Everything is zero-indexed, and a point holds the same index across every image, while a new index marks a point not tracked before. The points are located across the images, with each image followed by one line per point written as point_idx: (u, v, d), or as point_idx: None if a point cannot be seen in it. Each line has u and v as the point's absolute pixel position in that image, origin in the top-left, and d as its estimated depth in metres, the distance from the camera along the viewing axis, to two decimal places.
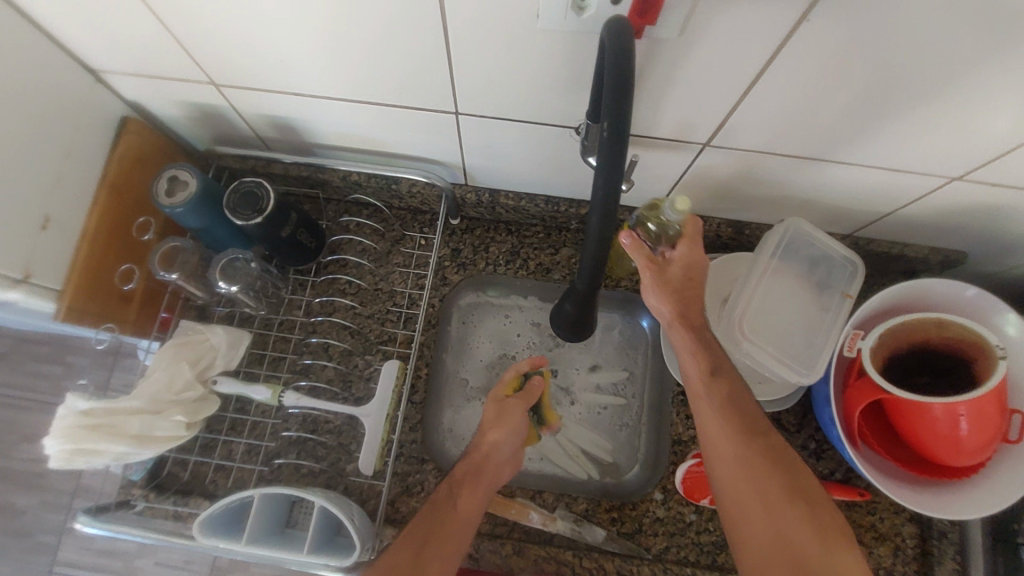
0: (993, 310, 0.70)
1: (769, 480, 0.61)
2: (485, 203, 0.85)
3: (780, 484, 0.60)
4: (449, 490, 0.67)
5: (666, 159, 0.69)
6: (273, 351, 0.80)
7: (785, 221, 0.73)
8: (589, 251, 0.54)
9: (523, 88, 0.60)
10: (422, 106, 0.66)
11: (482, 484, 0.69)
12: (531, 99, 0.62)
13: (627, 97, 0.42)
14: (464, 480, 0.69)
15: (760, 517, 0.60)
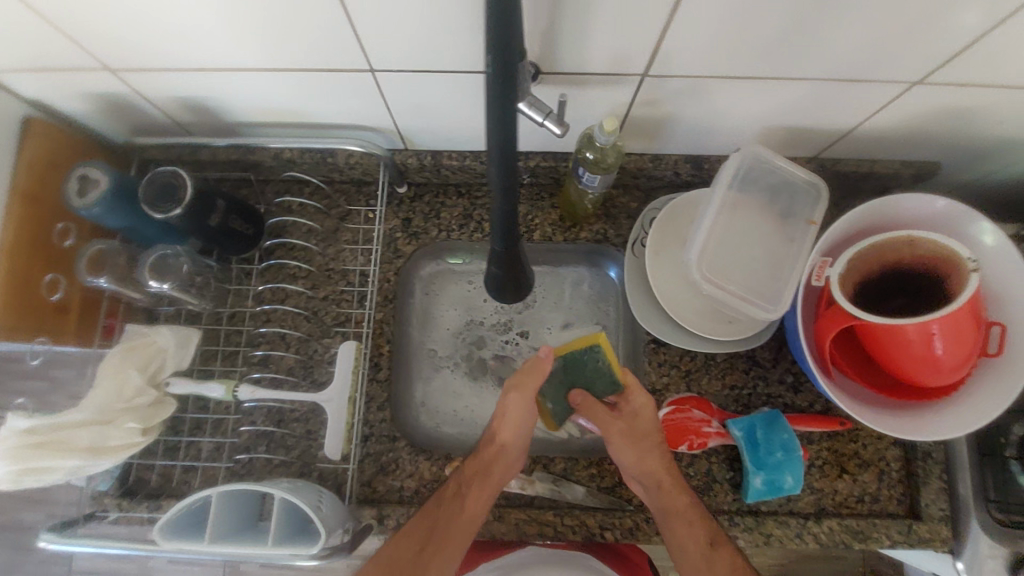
0: (965, 220, 0.66)
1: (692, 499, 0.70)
2: (428, 166, 0.80)
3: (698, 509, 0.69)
4: (456, 484, 0.69)
5: (607, 97, 0.64)
6: (227, 346, 0.77)
7: (741, 149, 0.67)
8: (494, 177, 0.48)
9: (434, 34, 0.54)
10: (336, 69, 0.61)
11: (489, 478, 0.70)
12: (447, 46, 0.56)
13: (515, 17, 0.36)
14: (474, 470, 0.69)
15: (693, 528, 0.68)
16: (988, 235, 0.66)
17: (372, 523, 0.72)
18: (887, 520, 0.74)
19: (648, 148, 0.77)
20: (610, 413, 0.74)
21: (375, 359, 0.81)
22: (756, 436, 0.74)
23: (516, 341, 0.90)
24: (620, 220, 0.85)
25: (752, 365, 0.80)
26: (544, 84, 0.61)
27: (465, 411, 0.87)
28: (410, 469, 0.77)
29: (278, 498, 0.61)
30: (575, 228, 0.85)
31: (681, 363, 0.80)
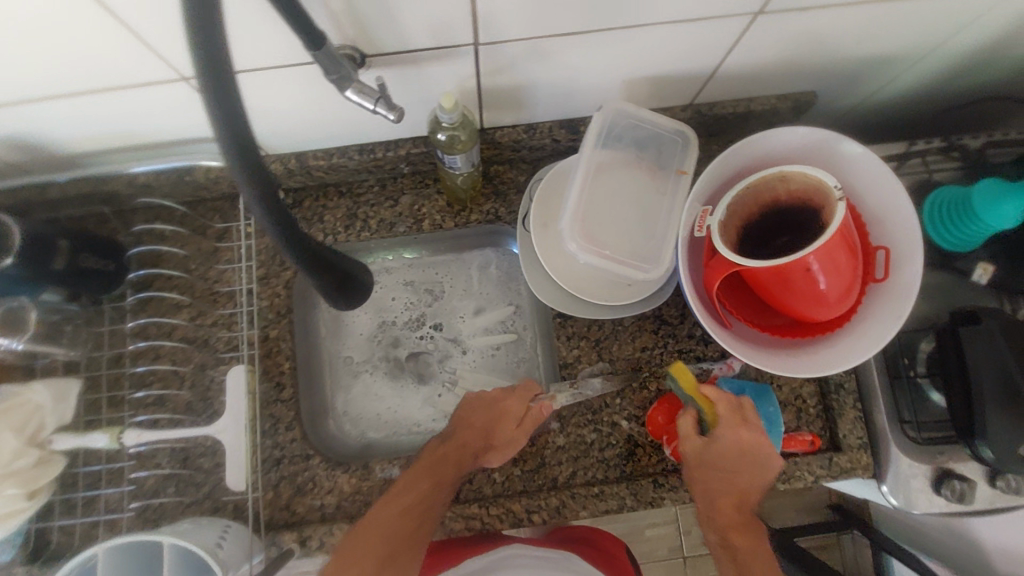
0: (833, 144, 0.65)
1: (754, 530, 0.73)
2: (296, 170, 0.76)
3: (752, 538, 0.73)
4: (431, 471, 0.72)
5: (447, 70, 0.61)
6: (110, 391, 0.73)
7: (601, 108, 0.66)
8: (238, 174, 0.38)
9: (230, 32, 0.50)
10: (148, 82, 0.57)
11: (457, 469, 0.73)
12: (250, 44, 0.52)
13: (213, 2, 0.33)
14: (448, 456, 0.74)
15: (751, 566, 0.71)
16: (862, 156, 0.65)
17: (292, 547, 0.70)
18: (808, 457, 0.75)
19: (520, 118, 0.74)
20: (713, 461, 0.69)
21: (277, 380, 0.78)
22: (744, 400, 0.74)
23: (431, 334, 0.88)
24: (510, 196, 0.82)
25: (661, 324, 0.78)
26: (372, 68, 0.58)
27: (388, 413, 0.84)
28: (328, 484, 0.75)
29: (168, 546, 0.58)
30: (464, 211, 0.82)
31: (590, 333, 0.79)
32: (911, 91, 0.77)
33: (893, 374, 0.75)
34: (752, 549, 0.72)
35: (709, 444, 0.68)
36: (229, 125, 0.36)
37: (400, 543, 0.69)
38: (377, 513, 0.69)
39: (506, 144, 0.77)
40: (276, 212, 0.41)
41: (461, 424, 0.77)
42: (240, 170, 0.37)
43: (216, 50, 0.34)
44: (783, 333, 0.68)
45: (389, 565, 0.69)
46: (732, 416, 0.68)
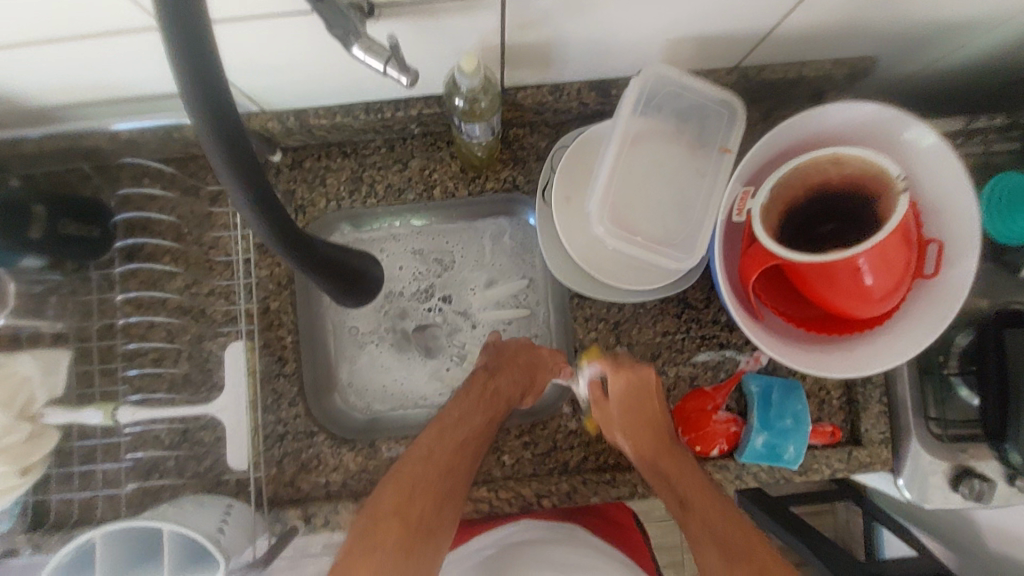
0: (896, 124, 0.59)
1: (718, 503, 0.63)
2: (295, 128, 0.69)
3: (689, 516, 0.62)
4: (485, 407, 0.68)
5: (467, 24, 0.53)
6: (103, 363, 0.70)
7: (642, 72, 0.58)
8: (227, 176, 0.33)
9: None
10: (124, 29, 0.49)
11: (506, 404, 0.69)
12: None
13: None
14: (500, 393, 0.69)
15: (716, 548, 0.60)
16: (929, 139, 0.58)
17: (297, 525, 0.69)
18: (827, 450, 0.73)
19: (545, 78, 0.66)
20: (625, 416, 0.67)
21: (278, 354, 0.74)
22: (770, 397, 0.71)
23: (440, 307, 0.82)
24: (529, 163, 0.76)
25: (684, 308, 0.74)
26: (381, 19, 0.50)
27: (394, 386, 0.81)
28: (334, 462, 0.72)
29: (168, 531, 0.55)
30: (479, 177, 0.76)
31: (609, 315, 0.75)
32: (982, 61, 0.69)
33: (924, 370, 0.72)
34: (712, 502, 0.62)
35: (612, 399, 0.67)
36: (213, 110, 0.30)
37: (456, 483, 0.64)
38: (435, 446, 0.65)
39: (528, 106, 0.69)
40: (267, 212, 0.36)
41: (502, 363, 0.71)
42: (226, 167, 0.33)
43: (195, 28, 0.28)
44: (815, 327, 0.64)
45: (447, 507, 0.63)
46: (613, 370, 0.68)
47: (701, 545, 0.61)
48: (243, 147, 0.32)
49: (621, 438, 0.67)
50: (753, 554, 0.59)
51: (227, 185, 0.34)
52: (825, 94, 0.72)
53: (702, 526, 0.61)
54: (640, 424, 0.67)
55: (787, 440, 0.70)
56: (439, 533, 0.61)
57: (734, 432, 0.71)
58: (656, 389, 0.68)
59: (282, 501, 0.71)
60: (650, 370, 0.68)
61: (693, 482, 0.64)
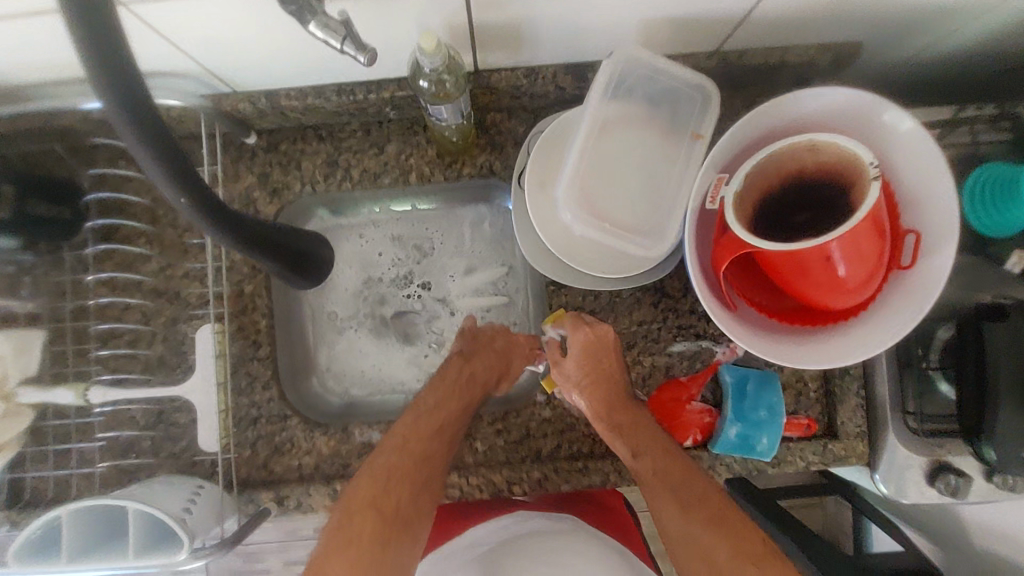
0: (874, 110, 0.57)
1: (682, 468, 0.62)
2: (267, 109, 0.69)
3: (652, 474, 0.62)
4: (461, 393, 0.69)
5: (429, 2, 0.52)
6: (77, 344, 0.70)
7: (612, 54, 0.57)
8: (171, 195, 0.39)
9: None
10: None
11: (482, 390, 0.70)
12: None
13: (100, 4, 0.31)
14: (475, 377, 0.70)
15: (677, 510, 0.60)
16: (906, 125, 0.56)
17: (269, 507, 0.69)
18: (802, 442, 0.72)
19: (519, 60, 0.65)
20: (580, 363, 0.68)
21: (252, 339, 0.73)
22: (745, 388, 0.70)
23: (418, 293, 0.81)
24: (506, 148, 0.75)
25: (661, 297, 0.74)
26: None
27: (372, 370, 0.80)
28: (307, 446, 0.73)
29: (131, 510, 0.56)
30: (456, 163, 0.76)
31: (584, 303, 0.74)
32: (973, 47, 0.66)
33: (903, 364, 0.71)
34: (664, 450, 0.63)
35: (570, 354, 0.69)
36: (148, 141, 0.35)
37: (433, 470, 0.64)
38: (409, 431, 0.65)
39: (503, 89, 0.68)
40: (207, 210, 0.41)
41: (478, 347, 0.72)
42: (167, 183, 0.37)
43: (118, 70, 0.32)
44: (790, 318, 0.62)
45: (424, 493, 0.63)
46: (572, 325, 0.69)
47: (654, 492, 0.62)
48: (180, 166, 0.37)
49: (575, 393, 0.69)
50: (713, 511, 0.59)
51: (169, 196, 0.39)
52: (810, 79, 0.70)
53: (659, 476, 0.61)
54: (596, 377, 0.68)
55: (761, 431, 0.69)
56: (417, 521, 0.62)
57: (707, 422, 0.71)
58: (614, 344, 0.69)
59: (255, 483, 0.71)
60: (607, 327, 0.68)
61: (653, 440, 0.64)
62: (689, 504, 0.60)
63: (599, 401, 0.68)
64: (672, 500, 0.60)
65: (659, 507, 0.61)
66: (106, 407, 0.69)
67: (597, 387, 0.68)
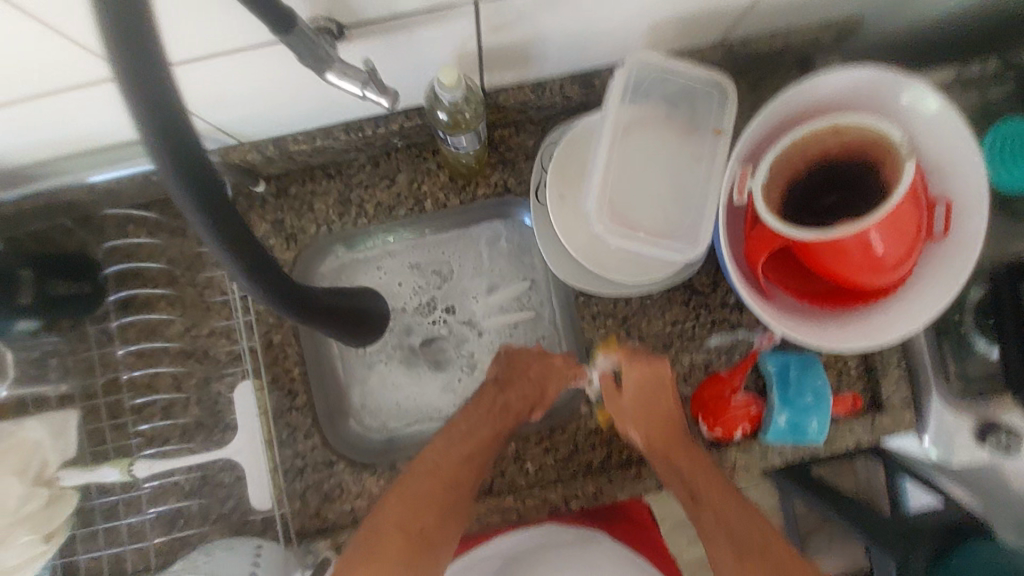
0: (891, 85, 0.57)
1: (739, 510, 0.61)
2: (275, 157, 0.67)
3: (703, 514, 0.62)
4: (494, 419, 0.67)
5: (438, 35, 0.51)
6: (112, 419, 0.69)
7: (625, 62, 0.57)
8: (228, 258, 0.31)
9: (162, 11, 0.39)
10: (82, 84, 0.47)
11: (515, 418, 0.68)
12: (202, 25, 0.42)
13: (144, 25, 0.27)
14: (510, 406, 0.68)
15: (731, 549, 0.60)
16: (927, 98, 0.57)
17: (329, 556, 0.68)
18: (850, 420, 0.72)
19: (525, 76, 0.64)
20: (637, 405, 0.66)
21: (287, 388, 0.73)
22: (788, 375, 0.70)
23: (444, 319, 0.80)
24: (518, 163, 0.74)
25: (692, 295, 0.73)
26: (352, 40, 0.48)
27: (408, 402, 0.79)
28: (357, 489, 0.72)
29: None
30: (469, 185, 0.75)
31: (616, 310, 0.74)
32: (973, 2, 0.66)
33: (939, 330, 0.72)
34: (726, 497, 0.62)
35: (626, 390, 0.67)
36: (196, 186, 0.29)
37: (460, 495, 0.62)
38: (440, 458, 0.64)
39: (512, 106, 0.67)
40: (268, 279, 0.34)
41: (513, 373, 0.69)
42: (218, 243, 0.30)
43: (165, 105, 0.27)
44: (828, 300, 0.62)
45: (450, 518, 0.62)
46: (628, 361, 0.67)
47: (712, 537, 0.61)
48: (231, 216, 0.30)
49: (631, 431, 0.66)
50: (767, 550, 0.59)
51: (223, 262, 0.32)
52: (815, 58, 0.69)
53: (714, 516, 0.61)
54: (652, 414, 0.66)
55: (810, 415, 0.69)
56: (441, 544, 0.61)
57: (754, 412, 0.70)
58: (671, 378, 0.67)
59: (310, 534, 0.70)
60: (664, 359, 0.67)
61: (705, 474, 0.63)
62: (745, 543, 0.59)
63: (655, 438, 0.66)
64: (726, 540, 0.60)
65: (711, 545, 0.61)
66: (151, 480, 0.68)
67: (656, 430, 0.66)
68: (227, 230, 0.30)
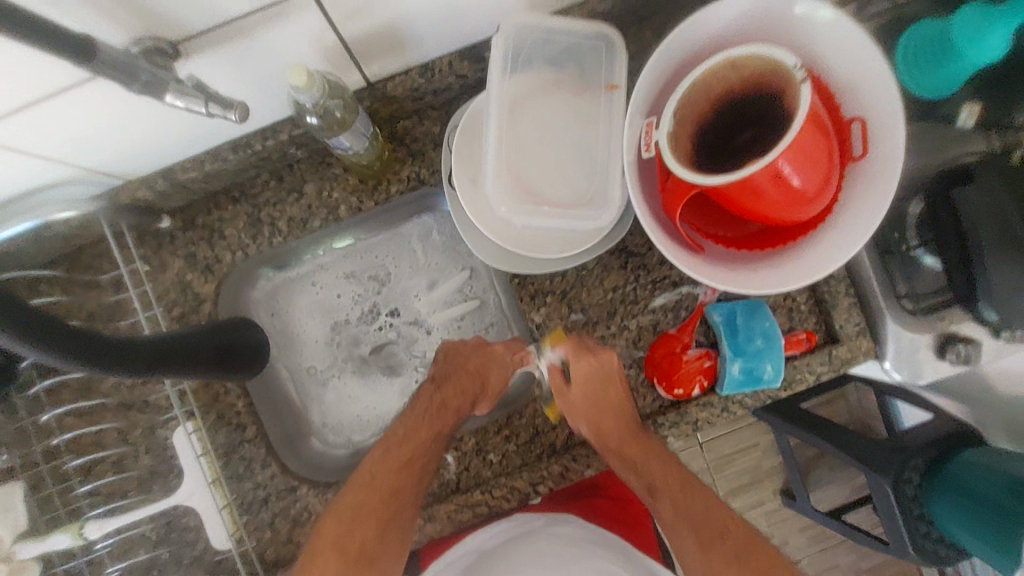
0: (783, 6, 0.54)
1: (698, 501, 0.61)
2: (169, 189, 0.64)
3: (670, 516, 0.61)
4: (431, 419, 0.65)
5: (284, 34, 0.48)
6: (59, 483, 0.68)
7: (500, 28, 0.53)
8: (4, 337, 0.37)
9: None
10: None
11: (456, 415, 0.66)
12: (2, 73, 0.40)
13: None
14: (448, 403, 0.66)
15: (692, 542, 0.59)
16: (822, 12, 0.53)
17: None
18: (807, 356, 0.70)
19: (408, 62, 0.60)
20: (585, 394, 0.65)
21: (234, 422, 0.71)
22: (736, 322, 0.68)
23: (389, 323, 0.78)
24: (428, 152, 0.71)
25: (628, 257, 0.71)
26: (191, 57, 0.46)
27: (367, 412, 0.78)
28: (322, 510, 0.70)
29: None
30: (382, 183, 0.72)
31: (554, 285, 0.71)
32: None
33: (883, 250, 0.69)
34: (681, 487, 0.62)
35: (574, 384, 0.65)
36: None
37: (401, 504, 0.61)
38: (376, 467, 0.62)
39: (403, 95, 0.63)
40: (47, 338, 0.39)
41: (449, 369, 0.68)
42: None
43: None
44: (759, 241, 0.60)
45: (392, 530, 0.60)
46: (576, 357, 0.65)
47: (674, 528, 0.60)
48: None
49: (583, 425, 0.66)
50: (730, 537, 0.58)
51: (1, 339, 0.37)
52: None
53: (673, 507, 0.61)
54: (603, 409, 0.66)
55: (763, 359, 0.67)
56: (386, 559, 0.59)
57: (709, 365, 0.68)
58: (619, 375, 0.66)
59: (282, 562, 0.69)
60: (612, 354, 0.66)
61: (658, 464, 0.63)
62: (711, 539, 0.58)
63: (608, 429, 0.65)
64: (691, 539, 0.59)
65: (678, 546, 0.60)
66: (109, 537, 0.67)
67: (607, 427, 0.65)
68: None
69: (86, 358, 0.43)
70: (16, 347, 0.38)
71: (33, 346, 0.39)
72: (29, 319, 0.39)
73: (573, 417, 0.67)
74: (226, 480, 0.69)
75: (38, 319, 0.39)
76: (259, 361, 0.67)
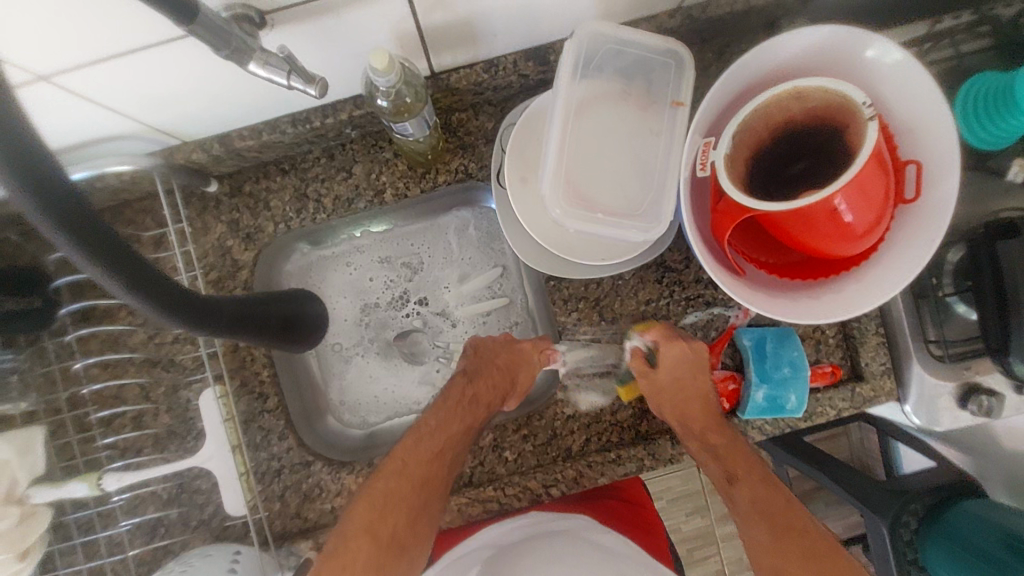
0: (855, 45, 0.55)
1: (783, 501, 0.59)
2: (224, 155, 0.65)
3: (758, 515, 0.58)
4: (463, 413, 0.65)
5: (370, 15, 0.49)
6: (80, 432, 0.68)
7: (575, 35, 0.55)
8: (128, 296, 0.36)
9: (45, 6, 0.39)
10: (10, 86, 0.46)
11: (485, 409, 0.66)
12: (99, 23, 0.41)
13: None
14: (479, 398, 0.66)
15: (770, 541, 0.57)
16: (894, 54, 0.54)
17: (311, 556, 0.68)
18: (830, 391, 0.70)
19: (475, 55, 0.61)
20: (676, 375, 0.65)
21: (257, 391, 0.72)
22: (765, 348, 0.69)
23: (417, 311, 0.79)
24: (478, 147, 0.72)
25: (664, 273, 0.72)
26: (276, 27, 0.46)
27: (385, 394, 0.78)
28: (335, 488, 0.70)
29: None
30: (430, 172, 0.72)
31: (588, 292, 0.72)
32: None
33: (920, 294, 0.70)
34: (763, 481, 0.60)
35: (663, 367, 0.65)
36: (94, 244, 0.33)
37: (431, 494, 0.62)
38: (409, 456, 0.62)
39: (464, 88, 0.64)
40: (164, 297, 0.39)
41: (478, 364, 0.68)
42: (118, 282, 0.35)
43: (54, 184, 0.30)
44: (797, 273, 0.60)
45: (421, 520, 0.60)
46: (665, 341, 0.66)
47: (747, 518, 0.59)
48: (130, 260, 0.35)
49: (659, 408, 0.66)
50: (811, 551, 0.55)
51: (120, 295, 0.36)
52: (779, 20, 0.65)
53: (750, 499, 0.59)
54: (687, 396, 0.65)
55: (787, 389, 0.68)
56: (412, 548, 0.59)
57: (733, 389, 0.69)
58: (708, 364, 0.66)
59: (290, 535, 0.70)
60: (701, 343, 0.66)
61: (739, 454, 0.62)
62: (789, 554, 0.55)
63: (691, 417, 0.65)
64: (770, 542, 0.57)
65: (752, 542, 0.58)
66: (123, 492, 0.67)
67: (685, 414, 0.65)
68: (67, 212, 0.31)
69: (186, 318, 0.42)
70: (136, 304, 0.37)
71: (145, 300, 0.37)
72: (155, 276, 0.38)
73: (654, 404, 0.67)
74: (246, 449, 0.70)
75: (158, 276, 0.38)
76: (313, 335, 0.69)
